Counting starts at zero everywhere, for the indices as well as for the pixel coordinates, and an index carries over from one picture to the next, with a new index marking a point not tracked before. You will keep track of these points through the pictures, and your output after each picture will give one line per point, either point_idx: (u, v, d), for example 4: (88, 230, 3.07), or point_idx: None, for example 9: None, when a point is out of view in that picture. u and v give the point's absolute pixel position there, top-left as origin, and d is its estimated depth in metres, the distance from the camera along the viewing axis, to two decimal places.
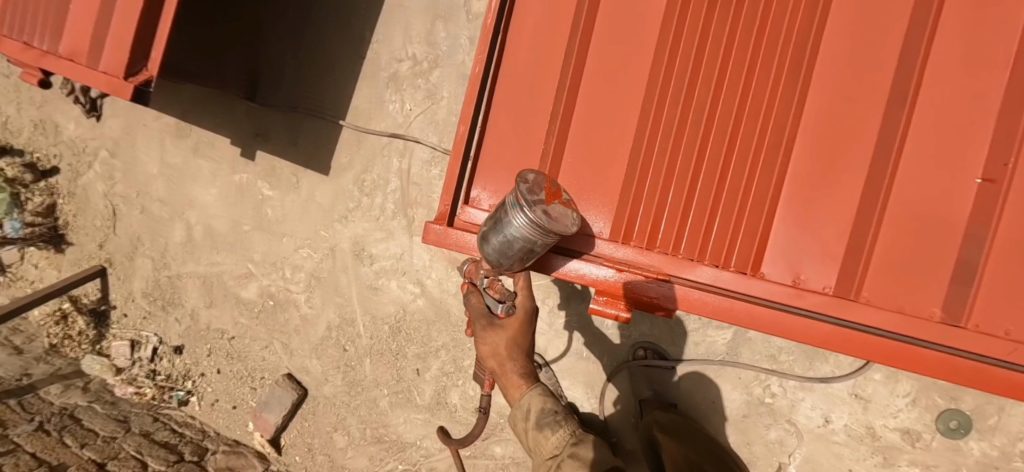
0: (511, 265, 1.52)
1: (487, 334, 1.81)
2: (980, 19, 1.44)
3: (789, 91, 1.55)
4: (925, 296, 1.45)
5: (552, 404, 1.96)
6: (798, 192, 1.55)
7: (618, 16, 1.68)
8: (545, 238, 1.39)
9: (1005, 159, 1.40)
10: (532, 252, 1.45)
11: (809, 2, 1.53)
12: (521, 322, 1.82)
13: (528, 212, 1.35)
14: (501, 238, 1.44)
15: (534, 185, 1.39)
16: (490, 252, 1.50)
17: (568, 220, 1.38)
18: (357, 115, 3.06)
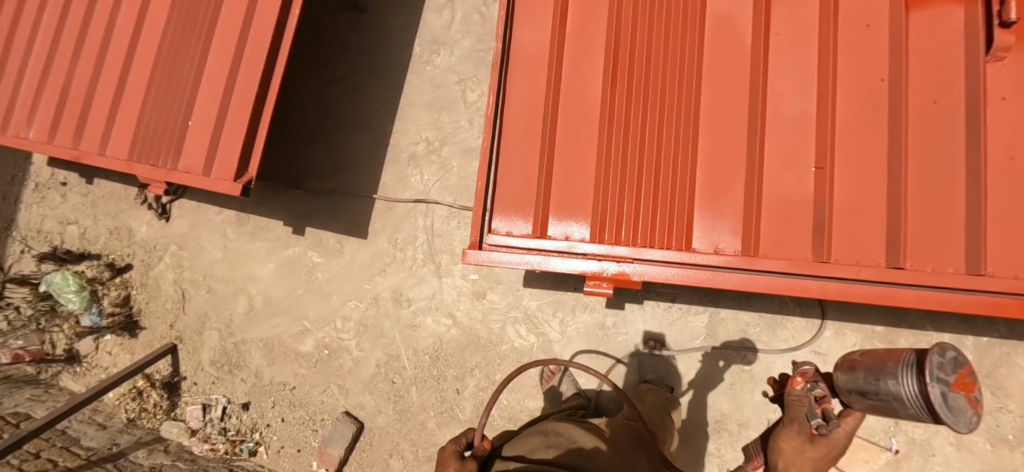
0: (857, 401, 1.59)
1: (793, 438, 1.58)
2: (800, 58, 2.14)
3: (688, 120, 2.21)
4: (803, 244, 2.02)
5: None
6: (705, 188, 2.16)
7: (566, 86, 2.38)
8: (917, 411, 1.42)
9: (827, 151, 2.05)
10: (891, 409, 1.50)
11: (690, 62, 2.25)
12: (834, 456, 1.56)
13: (924, 382, 1.37)
14: (870, 379, 1.53)
15: (949, 364, 1.38)
16: (848, 382, 1.60)
17: (959, 415, 1.35)
18: (387, 190, 3.84)
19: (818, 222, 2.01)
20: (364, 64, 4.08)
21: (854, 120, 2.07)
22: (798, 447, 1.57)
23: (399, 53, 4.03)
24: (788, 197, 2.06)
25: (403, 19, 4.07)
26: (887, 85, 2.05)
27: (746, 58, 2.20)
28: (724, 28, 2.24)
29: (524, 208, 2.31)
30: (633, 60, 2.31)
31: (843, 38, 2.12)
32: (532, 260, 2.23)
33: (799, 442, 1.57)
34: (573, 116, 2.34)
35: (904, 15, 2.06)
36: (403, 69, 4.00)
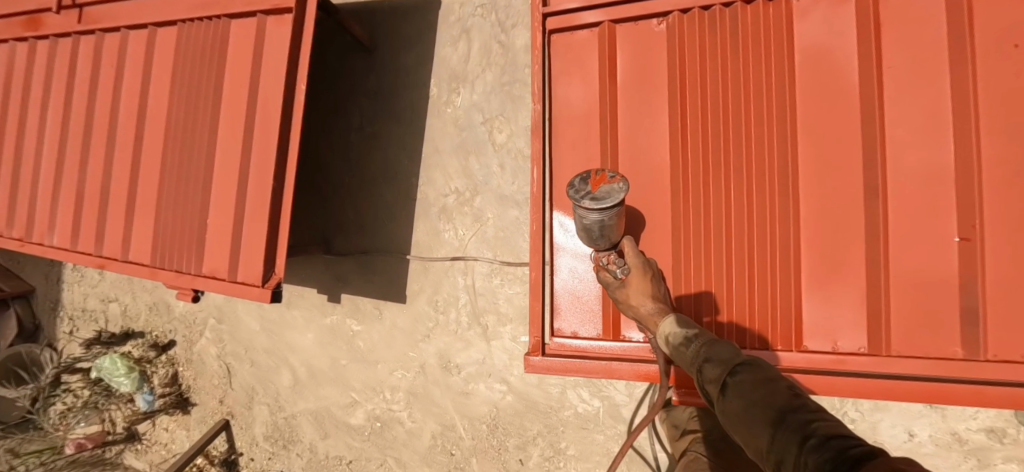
0: (605, 243, 1.81)
1: (618, 296, 1.78)
2: (926, 94, 1.69)
3: (783, 184, 1.79)
4: (947, 339, 1.62)
5: (688, 323, 1.67)
6: (813, 270, 1.77)
7: (624, 152, 1.97)
8: (607, 215, 1.66)
9: (973, 218, 1.62)
10: (608, 228, 1.72)
11: (778, 110, 1.81)
12: (641, 269, 1.78)
13: (580, 204, 1.63)
14: (583, 231, 1.75)
15: (579, 183, 1.67)
16: (587, 243, 1.80)
17: (614, 195, 1.62)
18: (422, 248, 3.57)
19: (966, 310, 1.61)
20: (380, 109, 3.77)
21: (1008, 173, 1.60)
22: (622, 291, 1.77)
23: (416, 94, 3.71)
24: (924, 279, 1.65)
25: (416, 56, 3.73)
26: None
27: (854, 102, 1.75)
28: (821, 67, 1.79)
29: (592, 303, 2.02)
30: (706, 114, 1.88)
31: (985, 66, 1.64)
32: (606, 362, 1.91)
33: (621, 293, 1.77)
34: (635, 189, 1.95)
35: None
36: (423, 112, 3.68)
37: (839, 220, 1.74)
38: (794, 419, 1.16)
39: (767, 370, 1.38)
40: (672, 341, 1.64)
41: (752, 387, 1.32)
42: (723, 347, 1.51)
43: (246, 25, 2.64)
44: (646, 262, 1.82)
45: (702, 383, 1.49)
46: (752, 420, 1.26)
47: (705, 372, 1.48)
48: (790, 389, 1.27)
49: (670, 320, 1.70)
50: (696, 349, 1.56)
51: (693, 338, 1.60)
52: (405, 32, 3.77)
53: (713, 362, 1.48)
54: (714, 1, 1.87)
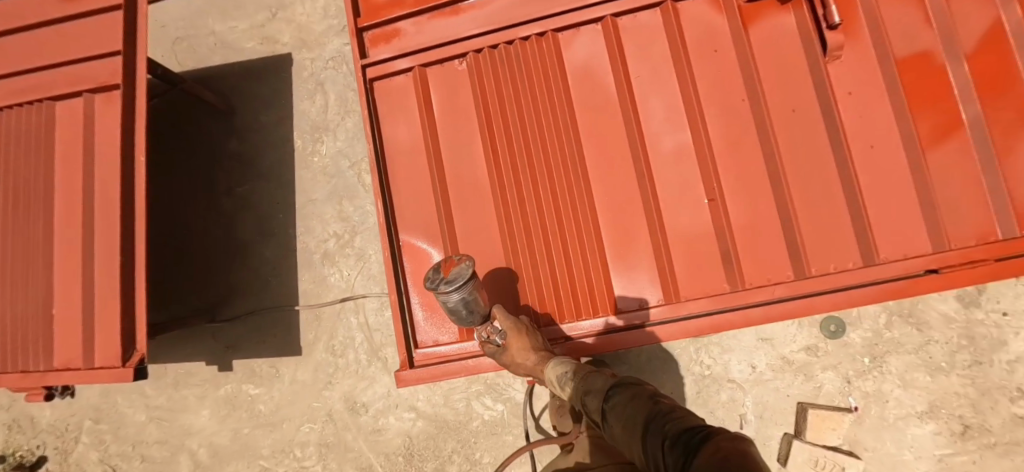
0: (479, 319, 2.00)
1: (504, 360, 2.03)
2: (663, 96, 2.21)
3: (577, 182, 2.22)
4: (717, 277, 2.08)
5: (568, 362, 1.98)
6: (614, 243, 2.18)
7: (450, 176, 2.36)
8: (466, 291, 1.86)
9: (712, 183, 2.11)
10: (472, 302, 1.91)
11: (563, 125, 2.27)
12: (515, 330, 2.05)
13: (440, 290, 1.83)
14: (455, 314, 1.94)
15: (433, 273, 1.89)
16: (462, 323, 1.97)
17: (463, 273, 1.84)
18: (309, 296, 3.62)
19: (724, 253, 2.08)
20: (245, 170, 3.81)
21: (728, 143, 2.15)
22: (507, 355, 2.03)
23: (280, 150, 3.81)
24: (693, 235, 2.12)
25: (275, 113, 3.85)
26: (750, 104, 2.15)
27: (615, 107, 2.24)
28: (588, 84, 2.28)
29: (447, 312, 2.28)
30: (510, 133, 2.32)
31: (696, 68, 2.20)
32: (465, 360, 2.20)
33: (505, 356, 2.03)
34: (466, 204, 2.33)
35: (745, 33, 2.16)
36: (291, 165, 3.78)
37: (623, 200, 2.19)
38: (653, 418, 1.43)
39: (629, 383, 1.67)
40: (556, 382, 1.95)
41: (621, 403, 1.59)
42: (599, 379, 1.79)
43: (73, 106, 2.65)
44: (517, 320, 2.09)
45: (592, 413, 1.75)
46: (627, 430, 1.52)
47: (588, 402, 1.77)
48: (647, 395, 1.55)
49: (553, 362, 2.01)
50: (576, 384, 1.86)
51: (573, 374, 1.91)
52: (259, 92, 3.90)
53: (591, 391, 1.77)
54: (499, 42, 2.36)
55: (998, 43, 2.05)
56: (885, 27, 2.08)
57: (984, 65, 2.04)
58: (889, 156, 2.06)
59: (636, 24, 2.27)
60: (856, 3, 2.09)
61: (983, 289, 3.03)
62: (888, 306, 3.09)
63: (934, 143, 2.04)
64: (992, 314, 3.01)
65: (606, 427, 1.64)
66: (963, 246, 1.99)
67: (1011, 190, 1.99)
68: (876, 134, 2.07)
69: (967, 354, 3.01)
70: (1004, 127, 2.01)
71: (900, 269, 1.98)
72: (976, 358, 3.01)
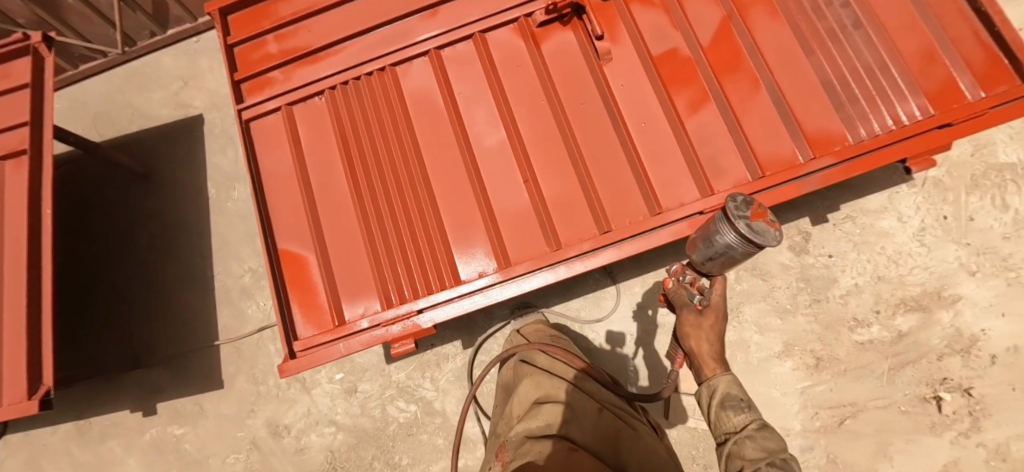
0: (711, 266, 2.11)
1: (687, 316, 2.26)
2: (481, 105, 2.74)
3: (422, 181, 2.65)
4: (537, 243, 2.52)
5: (737, 391, 2.07)
6: (454, 227, 2.61)
7: (318, 189, 2.75)
8: (744, 248, 1.91)
9: (524, 167, 2.59)
10: (731, 257, 1.99)
11: (407, 136, 2.73)
12: (718, 313, 2.24)
13: (733, 222, 1.88)
14: (710, 246, 2.02)
15: (743, 206, 1.91)
16: (701, 253, 2.09)
17: (765, 232, 1.86)
18: (229, 332, 3.87)
19: (539, 222, 2.53)
20: (165, 223, 4.15)
21: (534, 135, 2.67)
22: (692, 325, 2.25)
23: (196, 201, 4.16)
24: (515, 211, 2.58)
25: (190, 170, 4.24)
26: (547, 104, 2.68)
27: (445, 120, 2.75)
28: (424, 104, 2.79)
29: (321, 307, 2.60)
30: (363, 150, 2.76)
31: (504, 81, 2.74)
32: (339, 345, 2.49)
33: (691, 318, 2.25)
34: (331, 213, 2.71)
35: (537, 50, 2.73)
36: (207, 214, 4.12)
37: (459, 191, 2.64)
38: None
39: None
40: (720, 401, 2.07)
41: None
42: (772, 439, 1.86)
43: None
44: (723, 310, 2.25)
45: (739, 454, 1.89)
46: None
47: (745, 447, 1.88)
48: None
49: (726, 377, 2.14)
50: (744, 423, 1.96)
51: (744, 412, 2.00)
52: (175, 152, 4.29)
53: (754, 444, 1.87)
54: (347, 78, 2.84)
55: (724, 34, 2.66)
56: (640, 32, 2.70)
57: (717, 51, 2.64)
58: (657, 128, 2.60)
59: (455, 52, 2.82)
60: (615, 17, 2.75)
61: (809, 237, 3.53)
62: (735, 263, 3.55)
63: (692, 112, 2.59)
64: (820, 257, 3.50)
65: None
66: (721, 189, 2.48)
67: (751, 141, 2.53)
68: (645, 114, 2.62)
69: (807, 295, 3.45)
70: (740, 95, 2.58)
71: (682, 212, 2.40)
72: (816, 297, 3.44)
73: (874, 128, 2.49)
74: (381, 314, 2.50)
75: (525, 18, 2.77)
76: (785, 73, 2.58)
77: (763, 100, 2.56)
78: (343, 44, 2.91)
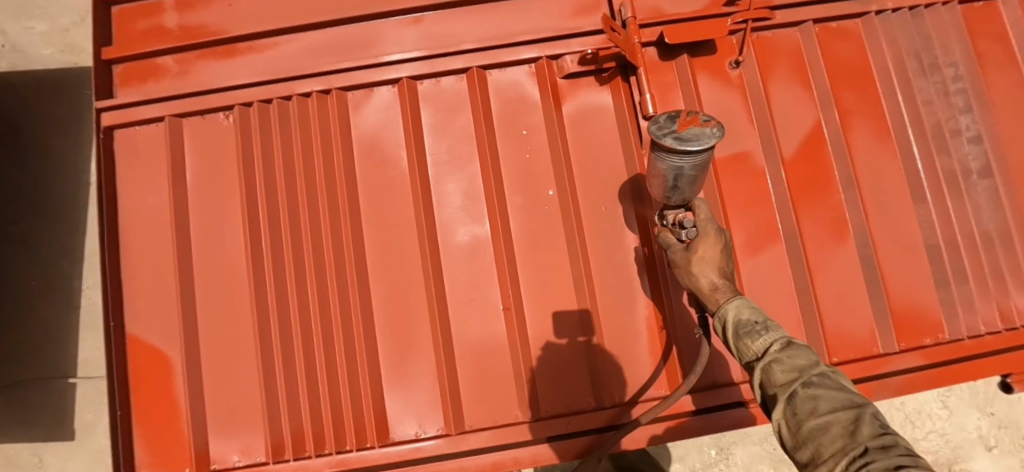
0: (678, 197, 1.47)
1: (676, 257, 1.53)
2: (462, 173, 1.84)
3: (356, 277, 1.78)
4: (507, 404, 1.75)
5: (752, 312, 1.36)
6: (390, 356, 1.77)
7: (202, 257, 1.85)
8: (689, 161, 1.33)
9: (508, 287, 1.76)
10: (691, 180, 1.41)
11: (350, 203, 1.82)
12: (713, 237, 1.49)
13: (658, 143, 1.32)
14: (656, 179, 1.44)
15: (665, 120, 1.34)
16: (657, 192, 1.48)
17: (704, 135, 1.29)
18: (91, 366, 2.81)
19: (516, 375, 1.74)
20: (26, 207, 2.90)
21: (530, 238, 1.81)
22: (684, 259, 1.51)
23: (74, 184, 2.93)
24: (483, 351, 1.76)
25: (72, 139, 2.97)
26: (558, 196, 1.83)
27: (404, 187, 1.83)
28: (374, 156, 1.86)
29: (179, 438, 1.77)
30: (276, 210, 1.84)
31: (500, 148, 1.85)
32: None
33: (679, 255, 1.52)
34: (214, 296, 1.83)
35: (557, 112, 1.84)
36: (83, 204, 2.92)
37: (408, 300, 1.79)
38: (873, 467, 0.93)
39: (855, 397, 1.11)
40: (730, 331, 1.36)
41: (821, 412, 1.09)
42: (799, 349, 1.24)
43: None
44: (717, 230, 1.51)
45: (766, 386, 1.24)
46: (819, 449, 1.05)
47: (773, 372, 1.23)
48: (867, 418, 1.03)
49: (737, 301, 1.40)
50: (766, 347, 1.28)
51: (762, 331, 1.31)
52: None
53: (785, 367, 1.22)
54: (272, 94, 1.87)
55: (816, 147, 1.90)
56: None
57: (803, 171, 1.89)
58: None
59: (437, 88, 1.89)
60: (675, 90, 1.89)
61: None
62: None
63: (751, 252, 1.84)
64: None
65: (785, 405, 1.17)
66: None
67: (822, 310, 1.83)
68: None
69: None
70: (818, 240, 1.87)
71: (720, 399, 1.75)
72: None
73: (979, 324, 1.84)
74: (260, 469, 1.71)
75: (547, 59, 1.87)
76: (882, 222, 1.88)
77: (847, 255, 1.86)
78: (272, 38, 1.94)
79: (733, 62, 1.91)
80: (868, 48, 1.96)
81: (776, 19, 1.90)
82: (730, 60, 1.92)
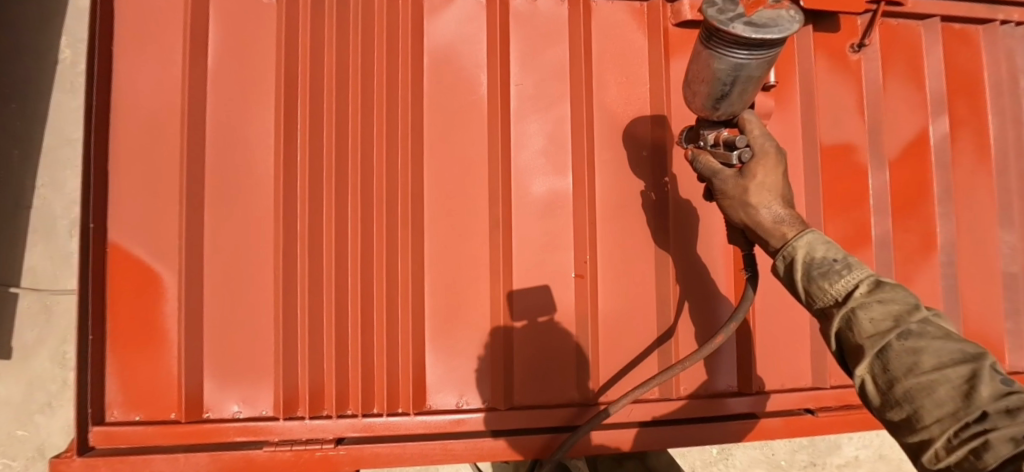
0: (726, 111, 1.22)
1: (731, 187, 1.24)
2: (549, 115, 1.58)
3: (410, 215, 1.50)
4: (563, 382, 1.53)
5: (828, 251, 1.10)
6: (437, 314, 1.51)
7: (215, 161, 1.49)
8: (760, 52, 1.08)
9: (585, 252, 1.54)
10: (751, 80, 1.14)
11: (412, 127, 1.52)
12: (773, 158, 1.22)
13: (723, 32, 1.06)
14: (703, 85, 1.17)
15: (725, 4, 1.09)
16: (707, 95, 1.18)
17: (782, 22, 1.06)
18: (40, 276, 2.39)
19: (580, 352, 1.53)
20: None
21: (615, 201, 1.58)
22: (743, 186, 1.22)
23: (38, 58, 2.42)
24: (545, 321, 1.54)
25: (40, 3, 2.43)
26: (652, 158, 1.60)
27: (481, 120, 1.55)
28: (448, 77, 1.56)
29: (165, 377, 1.45)
30: (319, 119, 1.51)
31: (595, 94, 1.59)
32: (178, 454, 1.39)
33: (736, 186, 1.23)
34: (228, 212, 1.48)
35: (665, 65, 1.61)
36: (49, 86, 2.43)
37: (466, 251, 1.52)
38: (999, 440, 0.78)
39: (961, 342, 0.92)
40: (804, 274, 1.10)
41: (926, 372, 0.88)
42: (889, 289, 1.01)
43: None
44: (775, 148, 1.23)
45: (845, 337, 1.01)
46: (923, 415, 0.87)
47: (858, 320, 0.99)
48: (986, 380, 0.85)
49: (807, 236, 1.14)
50: (848, 288, 1.04)
51: (843, 271, 1.06)
52: None
53: (875, 313, 0.98)
54: None
55: (921, 154, 1.76)
56: (818, 103, 1.70)
57: (904, 177, 1.75)
58: None
59: (533, 9, 1.59)
60: (792, 64, 1.70)
61: None
62: None
63: None
64: None
65: (876, 361, 0.95)
66: (840, 385, 1.68)
67: None
68: None
69: (805, 454, 2.78)
70: (908, 252, 1.74)
71: (785, 404, 1.61)
72: (812, 460, 2.79)
73: None
74: (264, 425, 1.42)
75: (662, 1, 1.62)
76: (968, 244, 1.78)
77: (934, 273, 1.74)
78: None
79: (855, 45, 1.73)
80: (987, 59, 1.83)
81: (908, 7, 1.73)
82: (852, 43, 1.74)
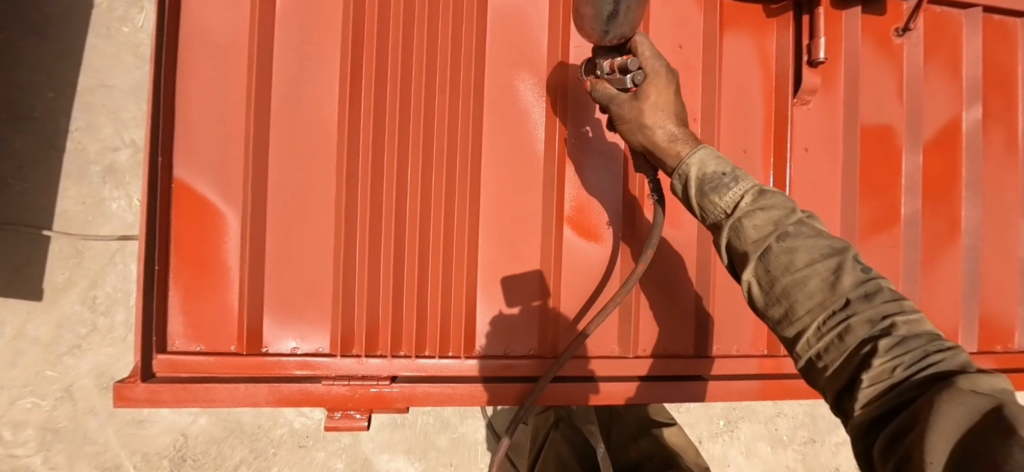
0: (615, 36, 1.23)
1: (626, 113, 1.32)
2: None
3: (467, 169, 1.56)
4: (604, 337, 1.61)
5: (716, 164, 1.22)
6: (490, 265, 1.56)
7: (281, 105, 1.52)
8: None
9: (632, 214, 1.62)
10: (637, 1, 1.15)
11: (474, 83, 1.57)
12: (664, 79, 1.28)
13: None
14: (589, 7, 1.16)
15: None
16: (598, 23, 1.18)
17: None
18: (72, 220, 2.39)
19: (623, 307, 1.61)
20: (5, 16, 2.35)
21: None
22: (637, 109, 1.30)
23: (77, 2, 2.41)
24: (592, 278, 1.61)
25: None
26: (701, 128, 1.67)
27: (540, 79, 1.60)
28: (510, 35, 1.59)
29: (227, 310, 1.49)
30: (382, 70, 1.54)
31: None
32: (238, 385, 1.43)
33: (630, 109, 1.31)
34: (291, 154, 1.52)
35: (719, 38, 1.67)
36: (84, 31, 2.41)
37: (520, 205, 1.58)
38: (859, 324, 0.95)
39: (830, 239, 1.05)
40: (695, 188, 1.22)
41: (801, 269, 1.02)
42: (771, 195, 1.13)
43: None
44: (666, 68, 1.29)
45: (734, 244, 1.12)
46: (796, 308, 1.02)
47: (744, 228, 1.11)
48: (849, 270, 1.00)
49: (697, 151, 1.25)
50: (734, 200, 1.16)
51: (731, 183, 1.18)
52: None
53: (757, 220, 1.10)
54: None
55: (952, 140, 1.83)
56: (860, 85, 1.77)
57: (936, 162, 1.82)
58: None
59: None
60: (838, 45, 1.75)
61: None
62: None
63: (872, 231, 1.76)
64: None
65: (758, 262, 1.07)
66: None
67: (924, 302, 1.79)
68: (817, 204, 1.74)
69: (807, 430, 2.90)
70: (935, 233, 1.82)
71: None
72: (813, 436, 2.90)
73: None
74: (321, 361, 1.47)
75: None
76: (991, 228, 1.86)
77: (958, 253, 1.82)
78: None
79: (899, 30, 1.79)
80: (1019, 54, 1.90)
81: None
82: (896, 27, 1.80)
